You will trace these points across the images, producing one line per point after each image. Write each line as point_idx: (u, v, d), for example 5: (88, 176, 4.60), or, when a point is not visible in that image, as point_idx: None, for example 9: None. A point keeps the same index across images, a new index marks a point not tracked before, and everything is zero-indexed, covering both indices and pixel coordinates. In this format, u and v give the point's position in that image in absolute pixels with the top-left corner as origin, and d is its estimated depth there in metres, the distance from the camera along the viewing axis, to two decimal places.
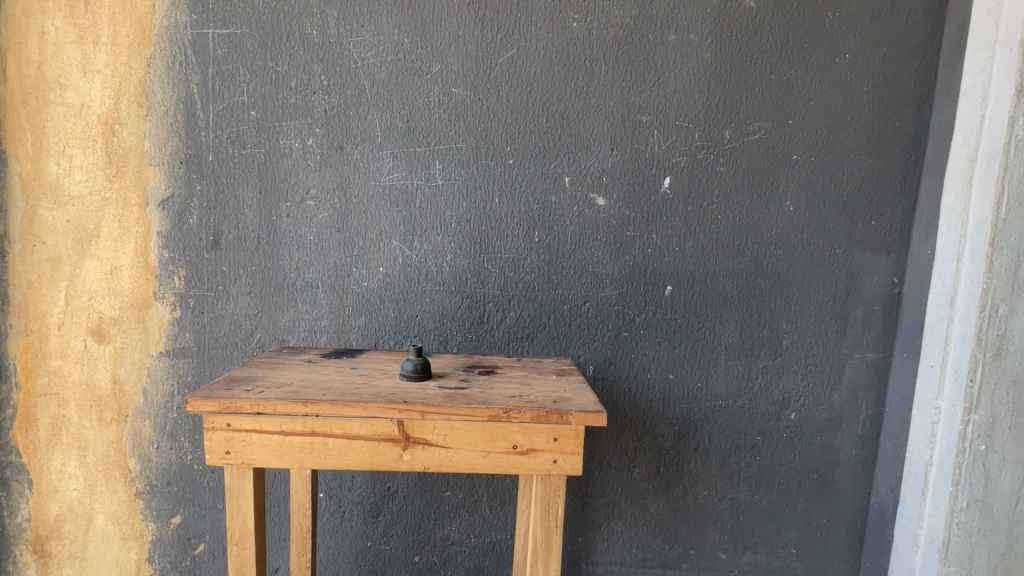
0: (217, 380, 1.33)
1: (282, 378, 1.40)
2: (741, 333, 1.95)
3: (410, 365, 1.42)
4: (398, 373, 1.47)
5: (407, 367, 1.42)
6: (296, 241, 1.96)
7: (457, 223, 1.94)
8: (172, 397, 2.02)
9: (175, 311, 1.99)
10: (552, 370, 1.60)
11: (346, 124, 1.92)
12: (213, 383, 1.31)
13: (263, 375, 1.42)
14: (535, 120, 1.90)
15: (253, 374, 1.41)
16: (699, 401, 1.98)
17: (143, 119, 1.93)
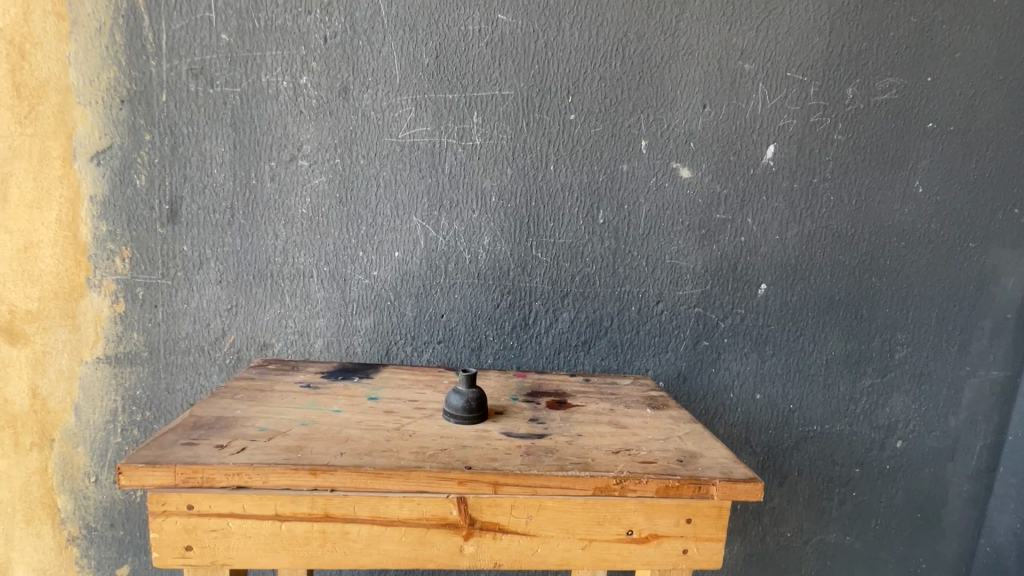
0: (170, 427, 0.86)
1: (272, 420, 0.94)
2: (847, 345, 1.58)
3: (457, 400, 0.99)
4: (438, 409, 1.03)
5: (453, 403, 0.98)
6: (283, 214, 1.47)
7: (499, 196, 1.48)
8: (114, 418, 1.54)
9: (117, 305, 1.49)
10: (640, 399, 1.19)
11: (354, 57, 1.42)
12: (165, 432, 0.85)
13: (243, 413, 0.96)
14: (607, 64, 1.44)
15: (226, 414, 0.94)
16: (790, 428, 1.60)
17: (66, 39, 1.38)
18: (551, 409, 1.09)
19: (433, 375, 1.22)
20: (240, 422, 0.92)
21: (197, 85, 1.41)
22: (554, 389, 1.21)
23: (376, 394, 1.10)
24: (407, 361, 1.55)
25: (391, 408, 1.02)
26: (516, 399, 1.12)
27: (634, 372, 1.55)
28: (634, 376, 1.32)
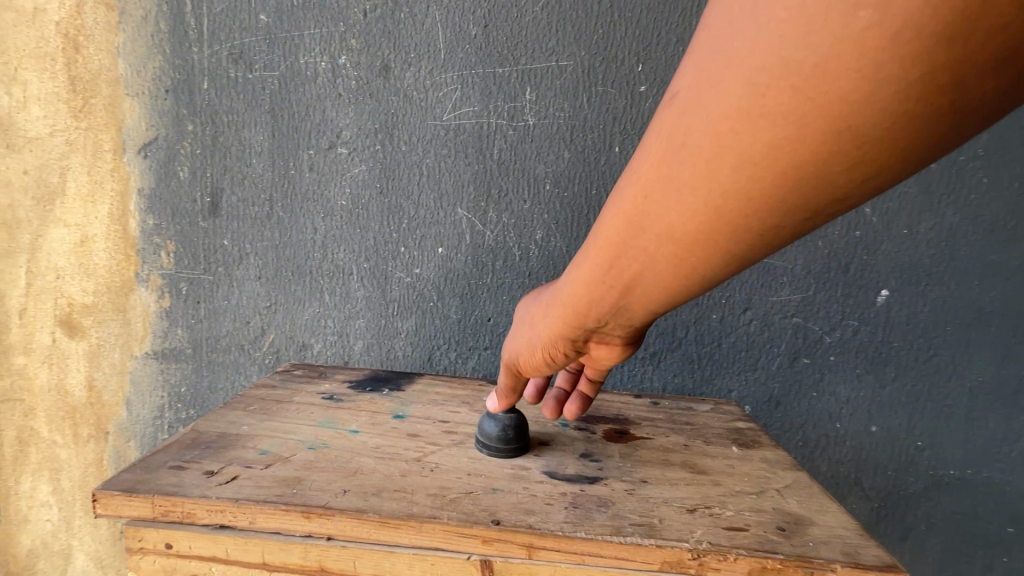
0: (162, 446, 0.76)
1: (280, 440, 0.82)
2: (1000, 371, 1.23)
3: (492, 428, 0.81)
4: (471, 436, 0.87)
5: (487, 432, 0.81)
6: (322, 206, 1.37)
7: (554, 184, 1.29)
8: (161, 414, 1.53)
9: (163, 301, 1.47)
10: (724, 431, 0.96)
11: (394, 31, 1.28)
12: (155, 452, 0.75)
13: (248, 428, 0.85)
14: (687, 23, 1.20)
15: (230, 430, 0.83)
16: (916, 470, 1.28)
17: (115, 29, 1.36)
18: (609, 440, 0.89)
19: (472, 391, 1.05)
20: (241, 441, 0.80)
21: (236, 71, 1.34)
22: (614, 413, 1.00)
23: (404, 411, 0.94)
24: (450, 368, 1.40)
25: (416, 431, 0.87)
26: (567, 425, 0.93)
27: (714, 392, 1.30)
28: (714, 400, 1.08)
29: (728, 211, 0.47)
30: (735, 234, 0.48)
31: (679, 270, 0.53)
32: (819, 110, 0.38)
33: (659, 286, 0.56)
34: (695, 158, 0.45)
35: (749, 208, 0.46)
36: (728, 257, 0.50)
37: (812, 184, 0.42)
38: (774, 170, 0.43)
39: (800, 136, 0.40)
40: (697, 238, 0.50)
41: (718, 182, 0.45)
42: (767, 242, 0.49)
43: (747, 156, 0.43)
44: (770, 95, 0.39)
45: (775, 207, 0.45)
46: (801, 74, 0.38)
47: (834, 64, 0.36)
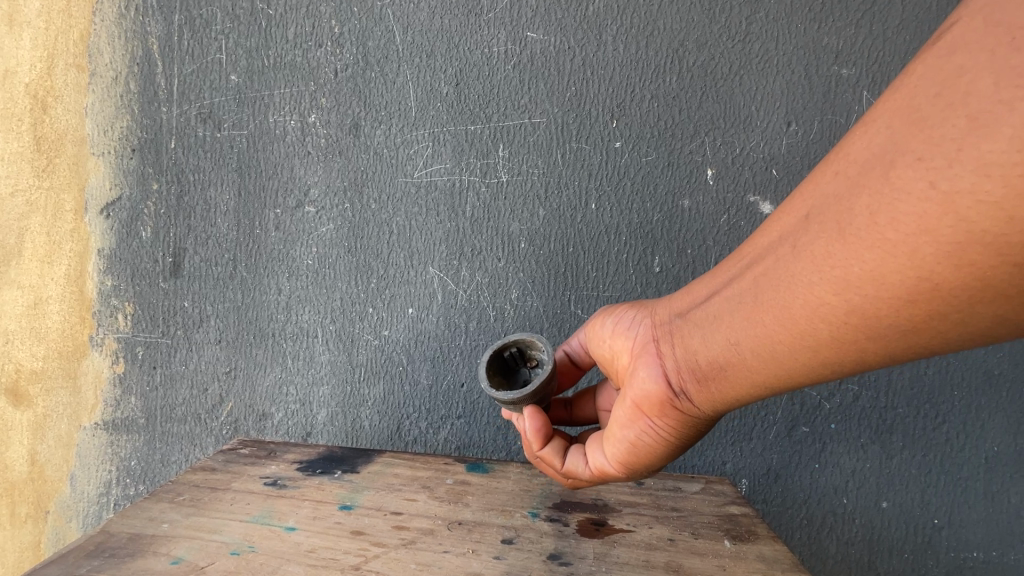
0: (69, 562, 0.75)
1: (199, 545, 0.79)
2: (1016, 440, 1.13)
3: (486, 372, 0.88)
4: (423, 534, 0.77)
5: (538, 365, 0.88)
6: (288, 266, 1.31)
7: (529, 242, 1.23)
8: (107, 490, 1.40)
9: (116, 366, 1.38)
10: (714, 515, 0.86)
11: (365, 90, 1.26)
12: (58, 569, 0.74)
13: (168, 526, 0.82)
14: (660, 79, 1.18)
15: (147, 532, 0.81)
16: (935, 553, 1.16)
17: (83, 89, 1.33)
18: (583, 537, 0.81)
19: (434, 471, 0.95)
20: (153, 548, 0.78)
21: (205, 130, 1.31)
22: (592, 497, 0.90)
23: (352, 500, 0.88)
24: (421, 439, 1.29)
25: (362, 528, 0.81)
26: (536, 516, 0.85)
27: (707, 463, 1.19)
28: (705, 477, 0.96)
29: (835, 237, 0.53)
30: (829, 263, 0.54)
31: (770, 275, 0.60)
32: (923, 172, 0.47)
33: (749, 294, 0.62)
34: (828, 190, 0.55)
35: (850, 237, 0.52)
36: (812, 286, 0.55)
37: (909, 245, 0.48)
38: (879, 210, 0.50)
39: (903, 184, 0.48)
40: (802, 247, 0.56)
41: (834, 206, 0.54)
42: (848, 297, 0.53)
43: (863, 196, 0.51)
44: (886, 154, 0.50)
45: (873, 250, 0.50)
46: (917, 141, 0.47)
47: (943, 136, 0.45)
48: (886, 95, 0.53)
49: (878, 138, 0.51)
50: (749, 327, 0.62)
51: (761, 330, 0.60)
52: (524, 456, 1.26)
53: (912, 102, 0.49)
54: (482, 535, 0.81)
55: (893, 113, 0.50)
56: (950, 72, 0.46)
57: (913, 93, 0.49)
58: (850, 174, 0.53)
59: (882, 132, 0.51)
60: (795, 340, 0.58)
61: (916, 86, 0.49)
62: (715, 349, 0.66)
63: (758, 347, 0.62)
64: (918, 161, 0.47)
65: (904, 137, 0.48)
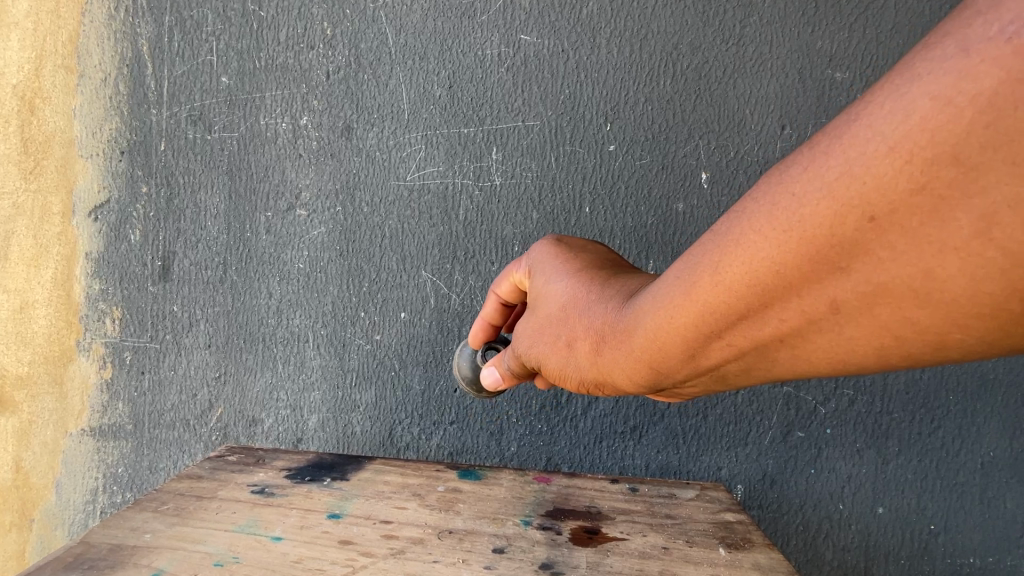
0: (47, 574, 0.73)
1: (182, 556, 0.77)
2: (1012, 445, 1.13)
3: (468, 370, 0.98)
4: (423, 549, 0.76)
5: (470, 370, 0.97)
6: (279, 270, 1.29)
7: (523, 245, 1.22)
8: (94, 497, 1.38)
9: (103, 371, 1.35)
10: (709, 522, 0.85)
11: (357, 92, 1.25)
12: None
13: (151, 536, 0.80)
14: (654, 82, 1.17)
15: (128, 542, 0.79)
16: (931, 559, 1.15)
17: (72, 91, 1.32)
18: (576, 545, 0.80)
19: (425, 478, 0.94)
20: (135, 560, 0.76)
21: (195, 132, 1.30)
22: (586, 504, 0.89)
23: (341, 507, 0.86)
24: (413, 445, 1.28)
25: (350, 537, 0.80)
26: (529, 524, 0.84)
27: (702, 469, 1.18)
28: (700, 483, 0.95)
29: (914, 304, 0.48)
30: (911, 329, 0.49)
31: (808, 339, 0.54)
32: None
33: (792, 356, 0.56)
34: (877, 241, 0.47)
35: (937, 302, 0.47)
36: (881, 346, 0.51)
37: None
38: (983, 274, 0.44)
39: (1019, 248, 0.42)
40: (851, 312, 0.50)
41: (900, 268, 0.47)
42: (940, 353, 0.50)
43: (952, 258, 0.44)
44: (975, 201, 0.42)
45: (980, 317, 0.46)
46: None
47: None
48: (918, 103, 0.43)
49: (943, 174, 0.43)
50: (796, 378, 0.59)
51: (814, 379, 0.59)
52: (517, 462, 1.24)
53: (997, 126, 0.41)
54: (473, 544, 0.79)
55: (957, 141, 0.42)
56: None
57: (990, 113, 0.41)
58: (904, 224, 0.45)
59: (950, 168, 0.43)
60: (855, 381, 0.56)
61: (991, 100, 0.40)
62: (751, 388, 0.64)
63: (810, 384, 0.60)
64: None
65: (997, 182, 0.41)
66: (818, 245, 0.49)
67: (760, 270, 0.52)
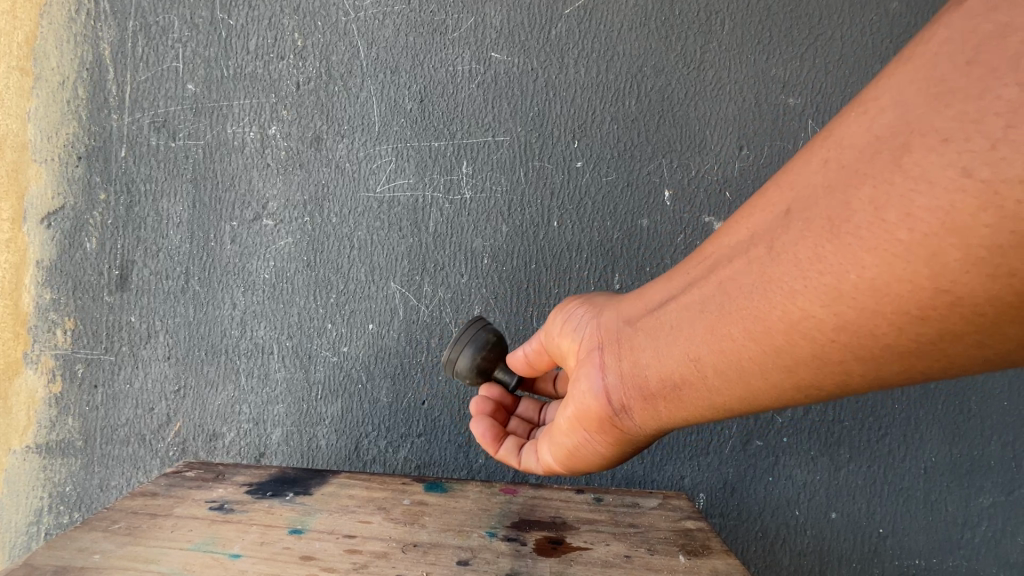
0: None
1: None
2: (951, 450, 1.20)
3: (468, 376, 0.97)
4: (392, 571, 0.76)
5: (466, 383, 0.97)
6: (243, 280, 1.27)
7: (492, 257, 1.23)
8: (38, 518, 1.31)
9: (53, 384, 1.30)
10: (669, 530, 0.87)
11: (327, 103, 1.25)
12: None
13: (100, 557, 0.77)
14: (620, 102, 1.22)
15: (75, 564, 0.76)
16: (881, 561, 1.20)
17: (27, 94, 1.27)
18: (540, 555, 0.80)
19: (390, 491, 0.93)
20: None
21: (159, 139, 1.27)
22: (551, 515, 0.90)
23: (303, 523, 0.85)
24: (379, 458, 1.26)
25: (311, 552, 0.79)
26: (494, 536, 0.84)
27: (665, 478, 1.21)
28: (663, 492, 0.97)
29: (825, 236, 0.51)
30: (817, 269, 0.52)
31: (740, 281, 0.59)
32: (952, 157, 0.43)
33: (721, 300, 0.60)
34: (819, 181, 0.53)
35: (845, 237, 0.50)
36: (791, 300, 0.54)
37: (930, 245, 0.45)
38: (886, 204, 0.48)
39: (925, 172, 0.45)
40: (780, 251, 0.55)
41: (824, 203, 0.52)
42: (838, 309, 0.52)
43: (866, 186, 0.49)
44: (897, 137, 0.47)
45: (875, 252, 0.48)
46: (944, 118, 0.44)
47: (981, 110, 0.42)
48: (887, 78, 0.51)
49: (884, 120, 0.49)
50: (716, 339, 0.61)
51: (729, 344, 0.60)
52: (484, 474, 1.25)
53: (934, 74, 0.46)
54: (438, 557, 0.79)
55: (900, 90, 0.48)
56: (989, 35, 0.43)
57: (933, 65, 0.47)
58: (842, 163, 0.51)
59: (889, 114, 0.49)
60: (770, 354, 0.58)
61: (938, 54, 0.47)
62: (672, 363, 0.65)
63: (727, 360, 0.61)
64: (940, 143, 0.44)
65: (920, 116, 0.46)
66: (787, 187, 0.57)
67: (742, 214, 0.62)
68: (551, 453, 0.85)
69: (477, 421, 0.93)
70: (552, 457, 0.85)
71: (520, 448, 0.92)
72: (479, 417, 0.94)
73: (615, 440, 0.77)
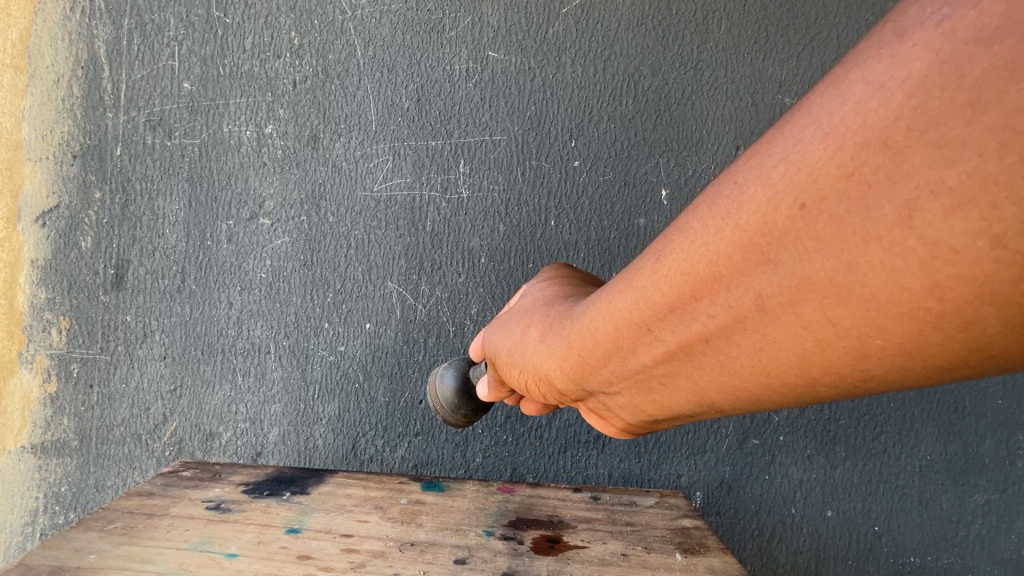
0: None
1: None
2: (946, 448, 1.20)
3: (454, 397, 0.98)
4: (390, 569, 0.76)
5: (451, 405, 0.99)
6: (239, 279, 1.27)
7: (489, 256, 1.23)
8: (34, 518, 1.30)
9: (48, 384, 1.29)
10: (665, 528, 0.88)
11: (323, 102, 1.24)
12: None
13: (97, 556, 0.77)
14: (617, 102, 1.22)
15: (70, 564, 0.76)
16: (876, 560, 1.21)
17: (21, 92, 1.27)
18: (537, 554, 0.81)
19: (388, 491, 0.93)
20: None
21: (154, 138, 1.27)
22: (548, 514, 0.90)
23: (301, 522, 0.85)
24: (376, 458, 1.26)
25: (309, 552, 0.78)
26: (491, 534, 0.84)
27: (662, 477, 1.21)
28: (660, 491, 0.97)
29: (834, 301, 0.43)
30: (832, 332, 0.44)
31: (732, 340, 0.50)
32: (976, 223, 0.35)
33: (716, 361, 0.53)
34: (805, 231, 0.43)
35: (859, 303, 0.42)
36: (803, 358, 0.47)
37: (962, 314, 0.38)
38: (904, 269, 0.39)
39: (941, 236, 0.37)
40: (774, 311, 0.47)
41: (821, 264, 0.43)
42: (863, 368, 0.44)
43: (873, 247, 0.40)
44: (900, 188, 0.38)
45: (900, 319, 0.40)
46: (957, 176, 0.35)
47: (1007, 171, 0.34)
48: (855, 92, 0.40)
49: (871, 160, 0.39)
50: (724, 392, 0.55)
51: (740, 395, 0.54)
52: (482, 473, 1.25)
53: None
54: (435, 556, 0.79)
55: (886, 122, 0.38)
56: (994, 67, 0.34)
57: (919, 95, 0.37)
58: (831, 213, 0.41)
59: (877, 154, 0.39)
60: (788, 399, 0.52)
61: (924, 82, 0.37)
62: (677, 406, 0.60)
63: (740, 404, 0.56)
64: (958, 205, 0.36)
65: (923, 166, 0.37)
66: (749, 234, 0.46)
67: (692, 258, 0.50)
68: None
69: None
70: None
71: None
72: None
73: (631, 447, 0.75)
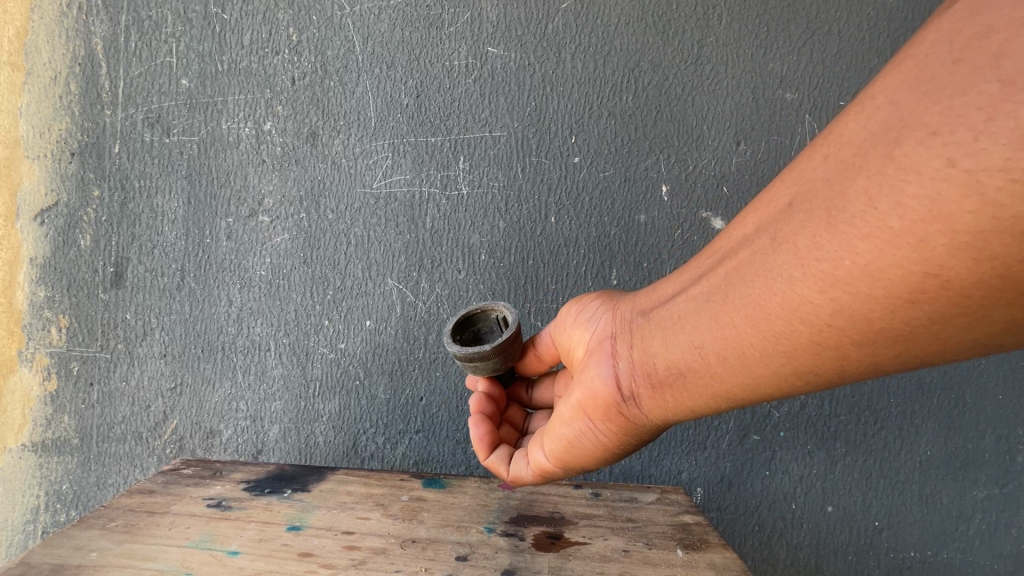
0: None
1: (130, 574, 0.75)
2: (947, 443, 1.20)
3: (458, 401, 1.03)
4: (391, 566, 0.76)
5: None
6: (239, 277, 1.26)
7: (489, 253, 1.23)
8: (35, 516, 1.30)
9: (48, 382, 1.29)
10: (666, 524, 0.87)
11: (322, 99, 1.24)
12: None
13: (97, 554, 0.77)
14: (617, 97, 1.21)
15: (72, 562, 0.76)
16: (877, 554, 1.21)
17: (18, 90, 1.26)
18: (538, 550, 0.81)
19: (389, 488, 0.93)
20: None
21: (153, 135, 1.26)
22: (549, 510, 0.90)
23: (302, 519, 0.85)
24: (378, 455, 1.26)
25: (310, 549, 0.79)
26: (492, 531, 0.84)
27: (663, 474, 1.21)
28: (661, 487, 0.97)
29: (823, 227, 0.50)
30: (814, 259, 0.51)
31: (749, 269, 0.57)
32: (938, 149, 0.42)
33: (728, 288, 0.59)
34: (818, 175, 0.52)
35: (840, 227, 0.48)
36: (797, 284, 0.52)
37: (916, 232, 0.44)
38: (879, 194, 0.46)
39: (911, 164, 0.44)
40: (783, 239, 0.54)
41: (823, 194, 0.51)
42: (834, 295, 0.50)
43: (860, 177, 0.47)
44: (890, 133, 0.46)
45: (868, 239, 0.47)
46: (932, 113, 0.43)
47: (969, 103, 0.40)
48: (887, 74, 0.49)
49: (877, 115, 0.48)
50: (722, 326, 0.59)
51: (731, 331, 0.58)
52: (483, 469, 1.25)
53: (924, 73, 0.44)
54: (436, 552, 0.79)
55: (897, 83, 0.47)
56: (973, 35, 0.41)
57: (922, 61, 0.45)
58: (842, 156, 0.50)
59: (883, 109, 0.47)
60: (768, 341, 0.56)
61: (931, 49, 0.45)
62: (680, 351, 0.64)
63: (728, 349, 0.59)
64: (929, 136, 0.43)
65: (911, 110, 0.45)
66: (799, 176, 0.55)
67: (746, 217, 0.62)
68: (545, 453, 0.83)
69: (476, 425, 0.90)
70: (546, 457, 0.83)
71: (509, 459, 0.90)
72: (479, 420, 0.91)
73: (618, 430, 0.75)
